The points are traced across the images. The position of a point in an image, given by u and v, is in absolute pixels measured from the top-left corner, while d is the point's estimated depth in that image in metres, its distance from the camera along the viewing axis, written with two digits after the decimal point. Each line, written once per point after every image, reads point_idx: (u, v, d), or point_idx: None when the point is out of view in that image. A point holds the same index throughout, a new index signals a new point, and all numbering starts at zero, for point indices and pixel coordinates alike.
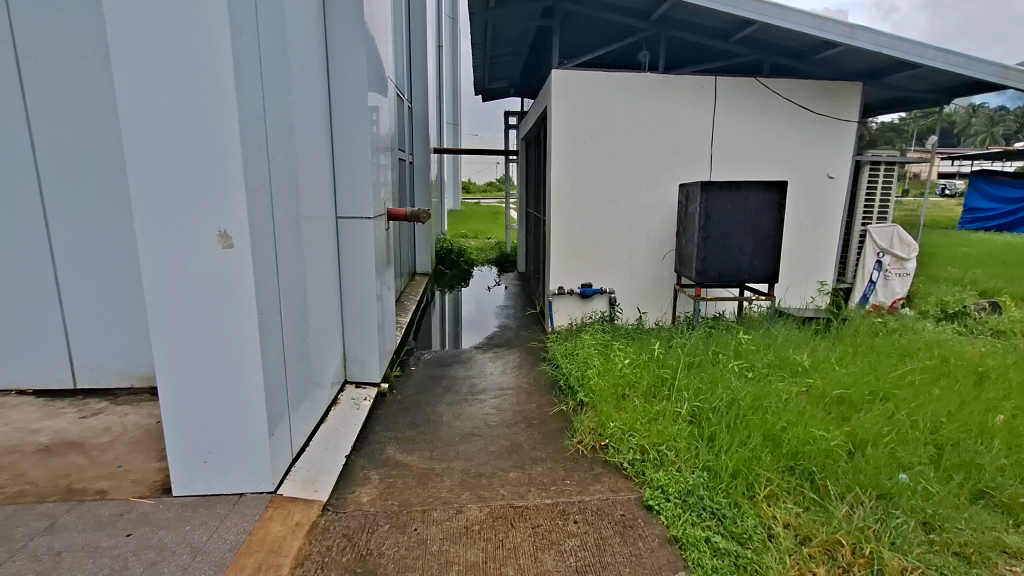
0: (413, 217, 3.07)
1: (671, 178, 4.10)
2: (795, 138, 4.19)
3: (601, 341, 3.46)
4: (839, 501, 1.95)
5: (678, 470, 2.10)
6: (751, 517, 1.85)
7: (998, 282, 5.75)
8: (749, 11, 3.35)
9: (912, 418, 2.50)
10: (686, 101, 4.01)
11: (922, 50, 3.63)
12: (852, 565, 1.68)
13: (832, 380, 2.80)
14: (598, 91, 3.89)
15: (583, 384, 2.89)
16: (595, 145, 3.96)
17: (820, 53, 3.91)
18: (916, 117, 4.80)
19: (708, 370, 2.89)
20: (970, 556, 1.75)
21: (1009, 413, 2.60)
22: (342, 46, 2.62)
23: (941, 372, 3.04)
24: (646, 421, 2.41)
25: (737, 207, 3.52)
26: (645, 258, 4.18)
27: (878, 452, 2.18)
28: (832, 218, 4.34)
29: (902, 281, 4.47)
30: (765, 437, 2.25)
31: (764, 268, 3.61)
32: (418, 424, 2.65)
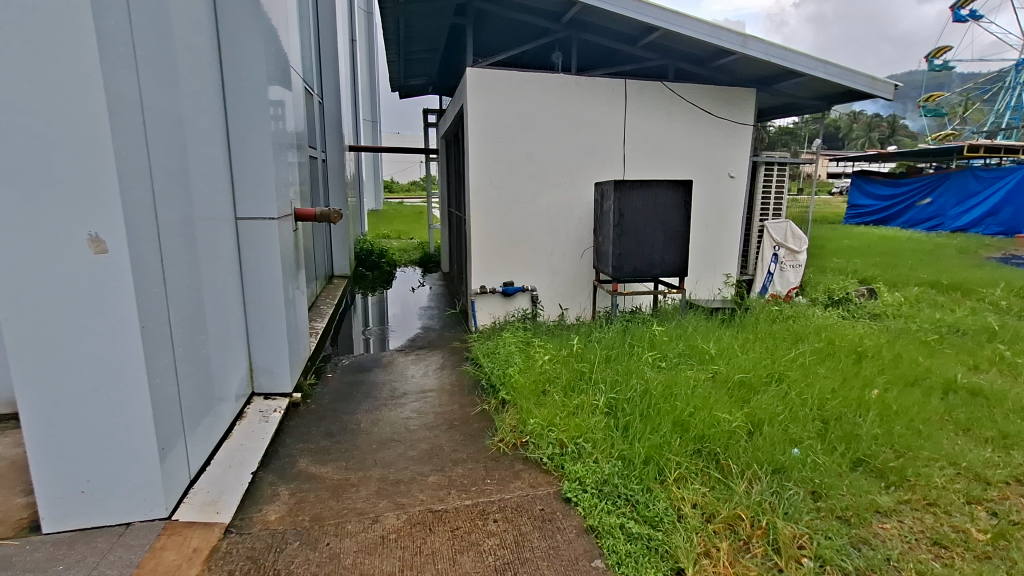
0: (324, 217, 2.94)
1: (587, 177, 4.22)
2: (698, 139, 4.45)
3: (522, 338, 3.49)
4: (740, 478, 2.09)
5: (595, 461, 2.16)
6: (662, 500, 1.94)
7: (875, 270, 6.44)
8: (653, 18, 3.51)
9: (803, 396, 2.73)
10: (598, 102, 4.13)
11: (806, 61, 3.97)
12: (751, 538, 1.81)
13: (735, 365, 3.00)
14: (513, 90, 3.92)
15: (504, 382, 2.90)
16: (512, 144, 3.99)
17: (718, 60, 4.17)
18: (807, 121, 5.28)
19: (624, 362, 3.00)
20: (851, 519, 1.94)
21: (881, 387, 2.92)
22: (236, 35, 2.44)
23: (828, 353, 3.35)
24: (565, 416, 2.45)
25: (648, 204, 3.67)
26: (565, 255, 4.28)
27: (773, 430, 2.36)
28: (733, 215, 4.67)
29: (795, 272, 4.86)
30: (675, 423, 2.37)
31: (675, 262, 3.80)
32: (333, 433, 2.55)
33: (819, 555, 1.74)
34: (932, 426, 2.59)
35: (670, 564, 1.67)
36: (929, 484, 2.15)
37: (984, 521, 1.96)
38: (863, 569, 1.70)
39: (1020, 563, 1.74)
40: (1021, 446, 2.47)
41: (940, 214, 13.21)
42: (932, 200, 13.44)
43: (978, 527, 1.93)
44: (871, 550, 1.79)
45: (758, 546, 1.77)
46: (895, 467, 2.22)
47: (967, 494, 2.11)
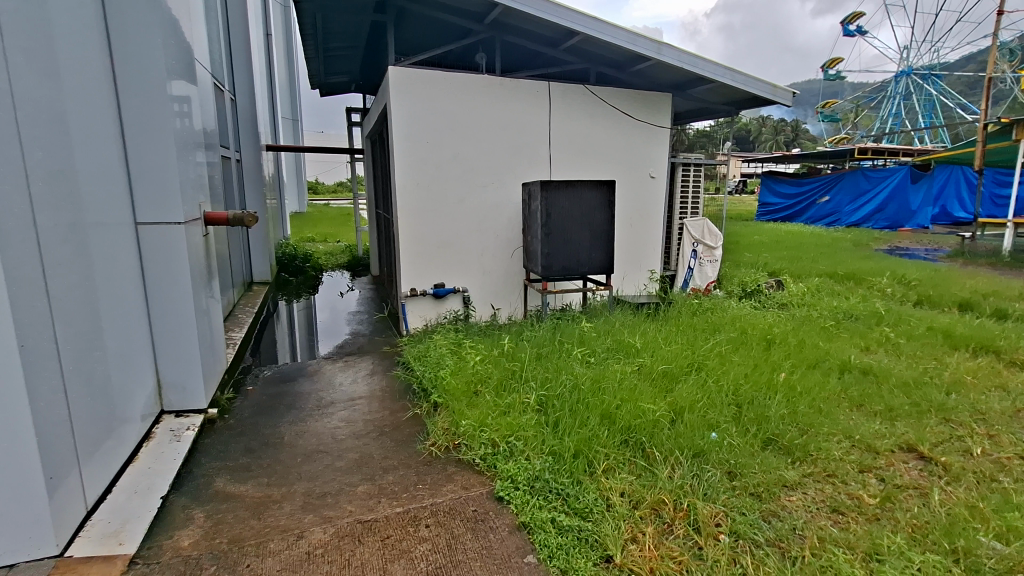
0: (237, 221, 2.78)
1: (514, 178, 4.27)
2: (620, 141, 4.62)
3: (453, 340, 3.48)
4: (664, 464, 2.20)
5: (527, 458, 2.19)
6: (592, 491, 2.00)
7: (783, 263, 6.98)
8: (573, 23, 3.60)
9: (719, 382, 2.90)
10: (523, 104, 4.19)
11: (715, 68, 4.22)
12: (674, 520, 1.90)
13: (659, 357, 3.14)
14: (437, 90, 3.88)
15: (436, 385, 2.87)
16: (438, 144, 3.96)
17: (636, 65, 4.34)
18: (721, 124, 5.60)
19: (554, 359, 3.06)
20: (761, 494, 2.09)
21: (787, 370, 3.17)
22: (129, 25, 2.25)
23: (741, 341, 3.59)
24: (497, 415, 2.47)
25: (573, 204, 3.76)
26: (495, 256, 4.30)
27: (693, 417, 2.50)
28: (654, 213, 4.89)
29: (713, 266, 5.16)
30: (603, 416, 2.45)
31: (601, 260, 3.92)
32: (254, 449, 2.41)
33: (734, 531, 1.87)
34: (831, 403, 2.85)
35: (600, 553, 1.73)
36: (828, 457, 2.36)
37: (874, 486, 2.18)
38: (773, 540, 1.84)
39: (903, 521, 1.94)
40: (902, 417, 2.78)
41: (836, 210, 14.61)
42: (830, 199, 14.80)
43: (870, 492, 2.14)
44: (779, 522, 1.94)
45: (680, 527, 1.87)
46: (800, 444, 2.42)
47: (860, 463, 2.33)
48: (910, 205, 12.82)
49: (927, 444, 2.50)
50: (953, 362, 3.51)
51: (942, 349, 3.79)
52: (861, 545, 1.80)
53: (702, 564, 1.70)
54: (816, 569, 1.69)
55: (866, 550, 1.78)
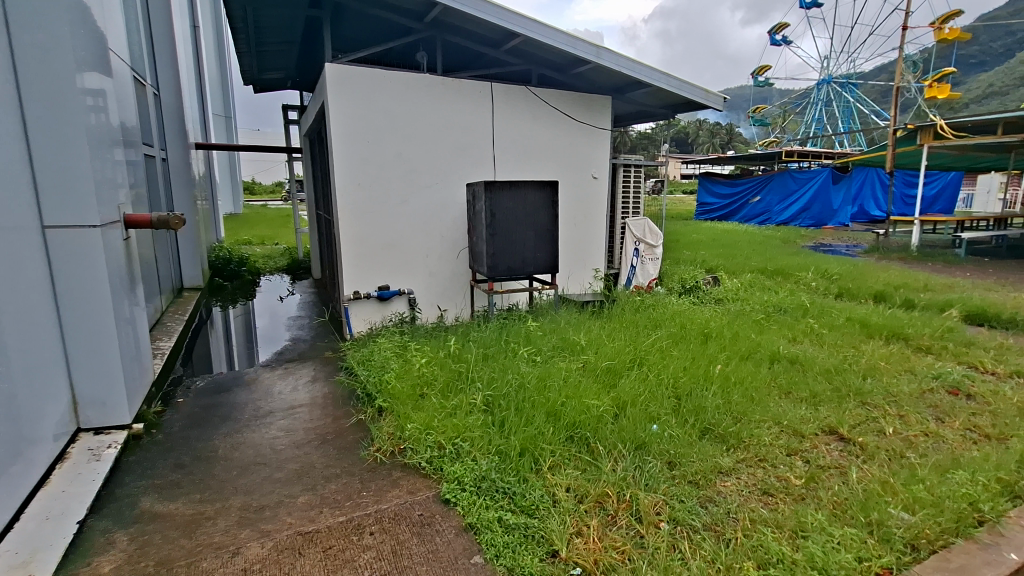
0: (162, 223, 2.62)
1: (459, 178, 4.25)
2: (562, 142, 4.69)
3: (398, 343, 3.43)
4: (607, 458, 2.26)
5: (473, 459, 2.19)
6: (538, 488, 2.02)
7: (719, 260, 7.32)
8: (513, 24, 3.63)
9: (660, 376, 3.01)
10: (465, 104, 4.18)
11: (651, 72, 4.37)
12: (617, 511, 1.96)
13: (602, 353, 3.22)
14: (377, 89, 3.81)
15: (380, 390, 2.81)
16: (379, 144, 3.89)
17: (576, 67, 4.42)
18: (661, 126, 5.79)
19: (500, 359, 3.07)
20: (699, 481, 2.18)
21: (722, 362, 3.33)
22: (31, 11, 2.07)
23: (680, 336, 3.74)
24: (442, 417, 2.45)
25: (517, 204, 3.79)
26: (440, 257, 4.27)
27: (635, 410, 2.58)
28: (597, 213, 5.00)
29: (654, 264, 5.30)
30: (548, 413, 2.48)
31: (546, 259, 3.97)
32: (185, 464, 2.28)
33: (673, 518, 1.95)
34: (761, 391, 3.02)
35: (546, 549, 1.75)
36: (759, 442, 2.50)
37: (800, 468, 2.33)
38: (709, 524, 1.93)
39: (825, 499, 2.09)
40: (825, 402, 2.98)
41: (767, 210, 15.46)
42: (761, 199, 15.61)
43: (796, 474, 2.28)
44: (715, 507, 2.03)
45: (623, 518, 1.92)
46: (733, 432, 2.54)
47: (788, 447, 2.49)
48: (831, 205, 13.98)
49: (846, 426, 2.70)
50: (869, 350, 3.80)
51: (859, 338, 4.10)
52: (788, 523, 1.92)
53: (643, 552, 1.76)
54: (747, 549, 1.79)
55: (792, 528, 1.90)
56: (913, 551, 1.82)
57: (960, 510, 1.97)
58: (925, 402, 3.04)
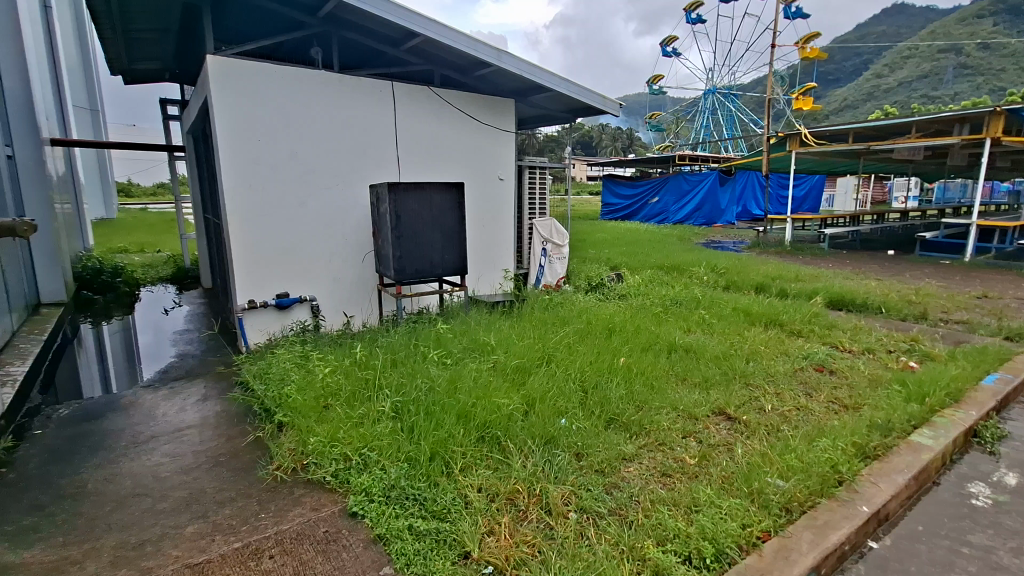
0: (5, 231, 2.27)
1: (361, 180, 4.12)
2: (467, 144, 4.71)
3: (299, 353, 3.24)
4: (517, 455, 2.30)
5: (382, 468, 2.13)
6: (449, 492, 2.01)
7: (622, 257, 7.72)
8: (412, 23, 3.58)
9: (567, 372, 3.11)
10: (365, 103, 4.06)
11: (551, 77, 4.51)
12: (528, 506, 2.00)
13: (512, 353, 3.26)
14: (267, 84, 3.59)
15: (280, 404, 2.65)
16: (272, 143, 3.66)
17: (479, 70, 4.45)
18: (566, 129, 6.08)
19: (409, 364, 3.02)
20: (605, 469, 2.29)
21: (625, 354, 3.52)
22: None
23: (587, 332, 3.90)
24: (348, 428, 2.35)
25: (423, 206, 3.74)
26: (344, 261, 4.12)
27: (544, 406, 2.65)
28: (504, 214, 5.07)
29: (561, 263, 5.44)
30: (459, 415, 2.47)
31: (455, 261, 3.95)
32: (44, 505, 2.00)
33: (581, 507, 2.02)
34: (660, 380, 3.22)
35: (457, 552, 1.75)
36: (658, 427, 2.67)
37: (694, 448, 2.52)
38: (614, 509, 2.03)
39: (716, 474, 2.28)
40: (716, 385, 3.25)
41: (665, 210, 16.53)
42: (659, 199, 16.64)
43: (691, 454, 2.47)
44: (620, 492, 2.14)
45: (534, 512, 1.97)
46: (636, 420, 2.69)
47: (684, 430, 2.68)
48: (720, 204, 15.49)
49: (733, 407, 2.96)
50: (751, 336, 4.20)
51: (744, 325, 4.51)
52: (684, 500, 2.07)
53: (553, 543, 1.81)
54: (648, 528, 1.90)
55: (687, 503, 2.05)
56: (787, 513, 2.04)
57: (825, 473, 2.24)
58: (797, 380, 3.42)
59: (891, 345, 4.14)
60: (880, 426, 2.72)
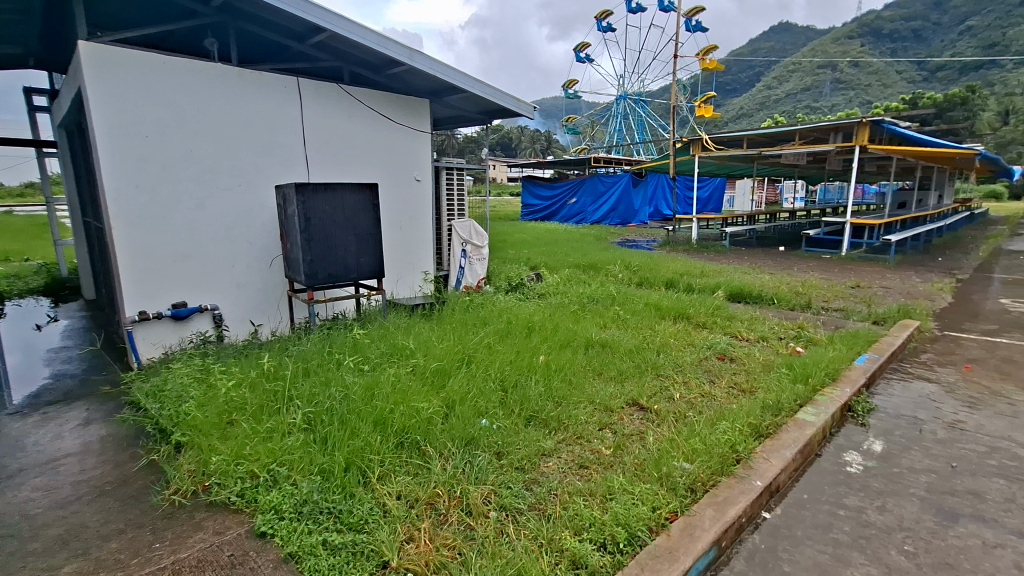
0: None
1: (266, 180, 3.90)
2: (381, 143, 4.60)
3: (199, 366, 3.01)
4: (437, 458, 2.28)
5: (293, 483, 2.04)
6: (366, 502, 1.96)
7: (542, 257, 7.90)
8: (317, 18, 3.44)
9: (487, 372, 3.13)
10: (269, 99, 3.85)
11: (465, 78, 4.52)
12: (448, 509, 1.99)
13: (431, 355, 3.23)
14: (154, 75, 3.30)
15: (177, 423, 2.44)
16: (162, 139, 3.37)
17: (391, 69, 4.36)
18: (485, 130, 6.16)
19: (323, 372, 2.90)
20: (524, 466, 2.33)
21: (544, 352, 3.60)
22: None
23: (506, 331, 3.94)
24: (255, 443, 2.22)
25: (334, 208, 3.61)
26: (250, 267, 3.88)
27: (464, 408, 2.65)
28: (422, 216, 5.01)
29: (481, 264, 5.44)
30: (376, 423, 2.41)
31: (371, 264, 3.84)
32: None
33: (501, 505, 2.04)
34: (578, 375, 3.33)
35: (375, 562, 1.71)
36: (576, 421, 2.76)
37: (609, 439, 2.63)
38: (533, 504, 2.08)
39: (629, 462, 2.39)
40: (629, 378, 3.42)
41: (583, 210, 17.10)
42: (577, 199, 17.19)
43: (606, 445, 2.57)
44: (539, 487, 2.19)
45: (454, 515, 1.97)
46: (554, 416, 2.77)
47: (600, 422, 2.79)
48: (633, 204, 16.35)
49: (645, 398, 3.12)
50: (661, 329, 4.46)
51: (654, 319, 4.78)
52: (599, 490, 2.16)
53: (473, 544, 1.82)
54: (565, 519, 1.96)
55: (602, 492, 2.14)
56: (692, 493, 2.19)
57: (724, 453, 2.43)
58: (702, 368, 3.68)
59: (782, 332, 4.57)
60: (771, 406, 3.00)
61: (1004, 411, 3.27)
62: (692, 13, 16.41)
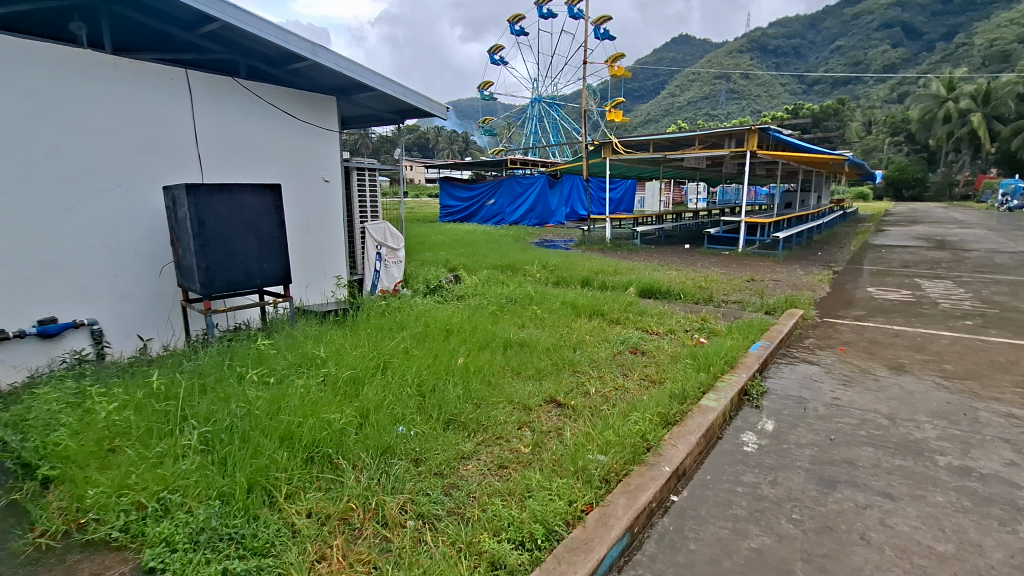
0: None
1: (151, 181, 3.56)
2: (284, 142, 4.37)
3: (72, 389, 2.67)
4: (351, 470, 2.19)
5: (188, 511, 1.86)
6: (272, 523, 1.84)
7: (461, 259, 7.87)
8: (207, 7, 3.19)
9: (403, 377, 3.05)
10: (153, 93, 3.52)
11: (375, 76, 4.39)
12: (363, 523, 1.92)
13: (343, 364, 3.10)
14: (9, 60, 2.89)
15: (45, 455, 2.15)
16: (22, 134, 2.97)
17: (293, 64, 4.14)
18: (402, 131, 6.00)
19: (222, 388, 2.68)
20: (443, 471, 2.30)
21: (463, 354, 3.58)
22: None
23: (423, 335, 3.87)
24: (142, 471, 2.01)
25: (232, 210, 3.38)
26: (135, 276, 3.52)
27: (379, 416, 2.57)
28: (332, 218, 4.81)
29: (398, 267, 5.30)
30: (282, 438, 2.27)
31: (275, 270, 3.63)
32: None
33: (419, 513, 2.00)
34: (497, 376, 3.35)
35: None
36: (495, 422, 2.77)
37: (528, 437, 2.67)
38: (452, 509, 2.05)
39: (546, 458, 2.44)
40: (547, 375, 3.49)
41: (501, 211, 17.26)
42: (495, 201, 17.32)
43: (525, 443, 2.60)
44: (458, 491, 2.17)
45: (369, 528, 1.90)
46: (473, 418, 2.75)
47: (519, 421, 2.82)
48: (549, 206, 16.75)
49: (562, 394, 3.20)
50: (578, 326, 4.59)
51: (571, 317, 4.92)
52: (517, 488, 2.18)
53: (389, 556, 1.77)
54: (484, 521, 1.96)
55: (521, 490, 2.16)
56: (607, 484, 2.28)
57: (635, 443, 2.55)
58: (616, 363, 3.83)
59: (687, 325, 4.88)
60: (678, 395, 3.19)
61: (871, 386, 3.71)
62: (600, 21, 17.11)
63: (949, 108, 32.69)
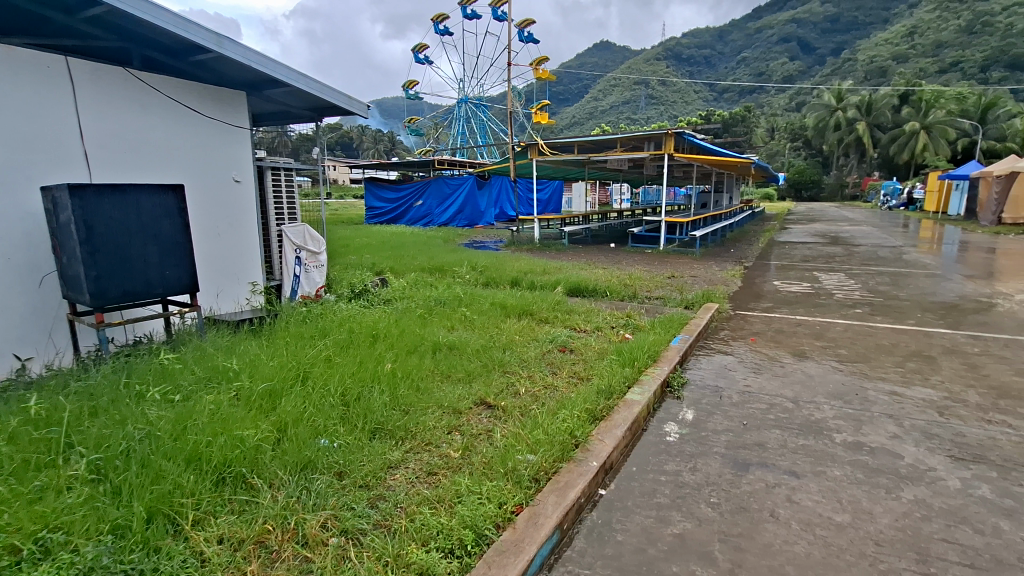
0: None
1: (27, 180, 3.17)
2: (187, 140, 4.06)
3: None
4: (267, 490, 2.06)
5: (74, 550, 1.66)
6: (177, 555, 1.69)
7: (388, 261, 7.67)
8: None
9: (326, 387, 2.92)
10: (27, 81, 3.14)
11: (287, 71, 4.14)
12: (280, 545, 1.81)
13: (259, 376, 2.91)
14: None
15: None
16: None
17: (194, 55, 3.82)
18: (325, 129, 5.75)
19: (116, 409, 2.43)
20: (368, 482, 2.21)
21: (389, 359, 3.47)
22: None
23: (348, 342, 3.72)
24: (17, 509, 1.77)
25: (126, 213, 3.08)
26: (9, 288, 3.11)
27: (299, 430, 2.43)
28: (244, 221, 4.52)
29: (319, 272, 5.10)
30: (188, 460, 2.10)
31: (179, 277, 3.35)
32: None
33: (342, 529, 1.91)
34: (426, 381, 3.28)
35: None
36: (423, 428, 2.71)
37: (457, 441, 2.63)
38: (378, 521, 1.98)
39: (476, 461, 2.42)
40: (477, 377, 3.46)
41: (430, 213, 17.07)
42: (423, 203, 17.10)
43: (454, 447, 2.57)
44: (384, 503, 2.09)
45: (288, 550, 1.80)
46: (401, 425, 2.68)
47: (448, 426, 2.77)
48: (478, 207, 16.77)
49: (493, 396, 3.19)
50: (507, 326, 4.61)
51: (500, 317, 4.93)
52: (447, 494, 2.14)
53: None
54: (412, 532, 1.90)
55: (450, 496, 2.13)
56: (536, 483, 2.30)
57: (564, 440, 2.59)
58: (545, 362, 3.88)
59: (613, 321, 5.04)
60: (604, 391, 3.28)
61: (778, 372, 4.02)
62: (523, 25, 17.37)
63: (839, 117, 36.18)
